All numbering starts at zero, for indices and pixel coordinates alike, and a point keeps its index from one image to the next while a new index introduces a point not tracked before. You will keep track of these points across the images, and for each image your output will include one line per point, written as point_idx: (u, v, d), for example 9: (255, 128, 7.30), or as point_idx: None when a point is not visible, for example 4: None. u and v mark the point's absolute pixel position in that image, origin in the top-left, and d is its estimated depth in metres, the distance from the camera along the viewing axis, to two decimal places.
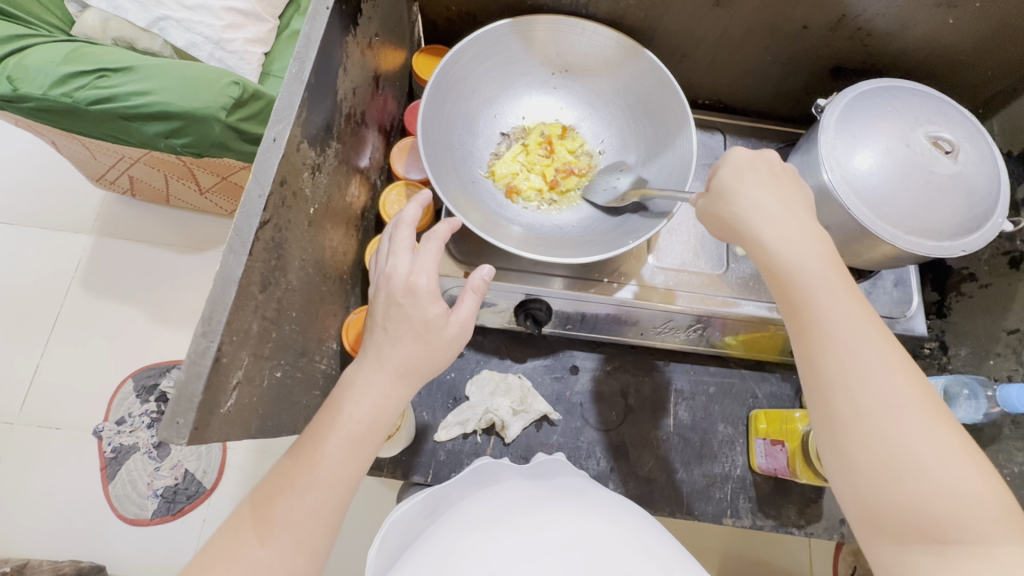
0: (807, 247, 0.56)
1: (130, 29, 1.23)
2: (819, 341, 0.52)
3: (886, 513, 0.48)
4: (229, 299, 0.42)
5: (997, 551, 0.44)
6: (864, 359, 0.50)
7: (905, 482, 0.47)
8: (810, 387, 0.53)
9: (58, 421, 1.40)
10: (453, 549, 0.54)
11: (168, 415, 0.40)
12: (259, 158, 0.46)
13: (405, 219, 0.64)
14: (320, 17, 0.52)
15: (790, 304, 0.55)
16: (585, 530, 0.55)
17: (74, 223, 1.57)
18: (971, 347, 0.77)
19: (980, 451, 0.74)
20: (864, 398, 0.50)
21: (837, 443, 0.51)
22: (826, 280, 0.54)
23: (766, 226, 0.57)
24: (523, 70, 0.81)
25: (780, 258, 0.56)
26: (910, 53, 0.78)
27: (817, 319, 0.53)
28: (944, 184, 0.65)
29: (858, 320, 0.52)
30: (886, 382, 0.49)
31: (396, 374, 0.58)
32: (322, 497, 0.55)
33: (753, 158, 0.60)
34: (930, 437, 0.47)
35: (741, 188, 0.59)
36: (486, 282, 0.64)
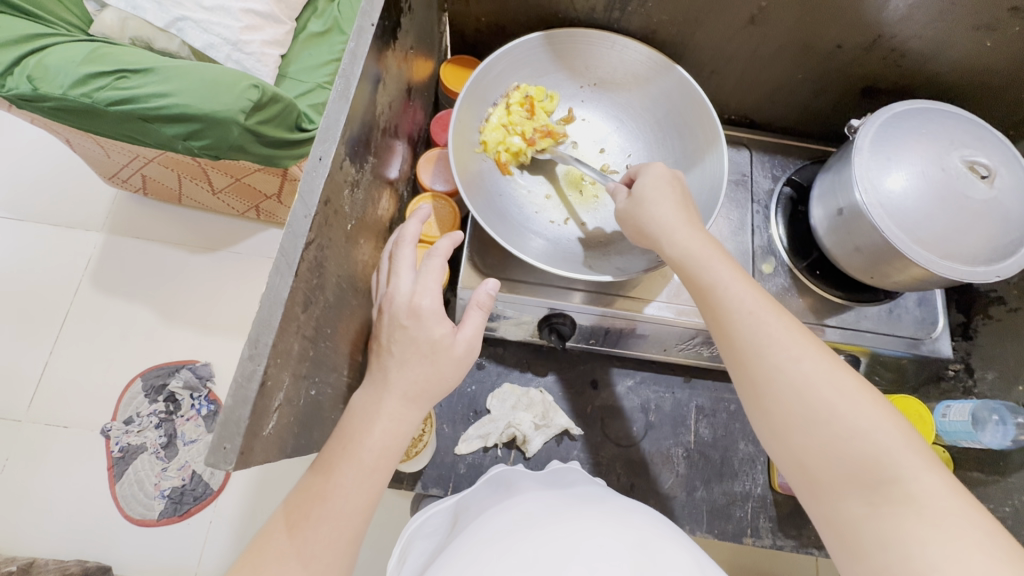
0: (704, 239, 0.63)
1: (150, 29, 1.22)
2: (728, 319, 0.58)
3: (816, 469, 0.51)
4: (276, 321, 0.42)
5: (916, 484, 0.47)
6: (765, 329, 0.56)
7: (824, 434, 0.51)
8: (731, 368, 0.59)
9: (66, 419, 1.40)
10: (479, 559, 0.53)
11: (216, 439, 0.39)
12: (306, 176, 0.46)
13: (406, 237, 0.64)
14: (365, 34, 0.52)
15: (698, 294, 0.61)
16: (611, 537, 0.54)
17: (86, 220, 1.57)
18: (998, 371, 0.77)
19: (1007, 477, 0.73)
20: (773, 365, 0.55)
21: (762, 415, 0.55)
22: (721, 265, 0.61)
23: (671, 223, 0.63)
24: (552, 83, 0.81)
25: (685, 249, 0.62)
26: (942, 74, 0.78)
27: (723, 300, 0.59)
28: (980, 210, 0.64)
29: (754, 295, 0.59)
30: (786, 345, 0.55)
31: (405, 399, 0.59)
32: (338, 528, 0.55)
33: (653, 164, 0.68)
34: (834, 389, 0.52)
35: (650, 194, 0.66)
36: (491, 296, 0.65)
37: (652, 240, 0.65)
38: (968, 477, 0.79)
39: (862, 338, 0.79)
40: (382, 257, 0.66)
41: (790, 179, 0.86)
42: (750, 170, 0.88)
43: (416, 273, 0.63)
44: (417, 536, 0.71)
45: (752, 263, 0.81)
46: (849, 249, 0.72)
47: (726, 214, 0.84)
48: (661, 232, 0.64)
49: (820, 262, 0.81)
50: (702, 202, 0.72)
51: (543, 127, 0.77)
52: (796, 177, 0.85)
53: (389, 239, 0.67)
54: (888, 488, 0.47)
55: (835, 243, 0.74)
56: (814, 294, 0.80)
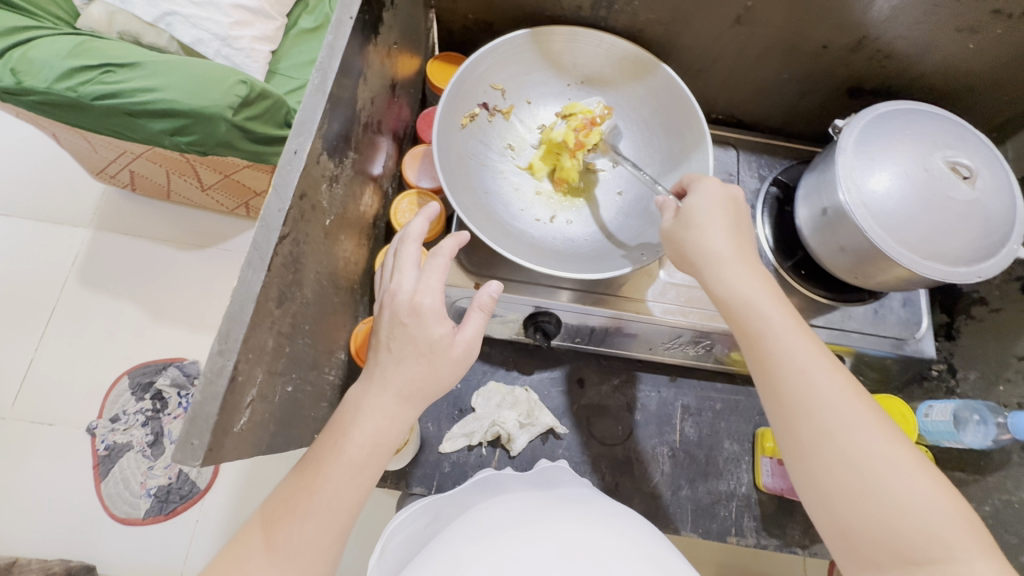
0: (759, 285, 0.61)
1: (137, 24, 1.21)
2: (782, 371, 0.57)
3: (859, 536, 0.51)
4: (246, 316, 0.41)
5: (967, 566, 0.47)
6: (822, 388, 0.55)
7: (875, 504, 0.51)
8: (778, 418, 0.57)
9: (51, 417, 1.38)
10: (459, 557, 0.53)
11: (183, 436, 0.39)
12: (280, 171, 0.46)
13: (412, 234, 0.64)
14: (344, 27, 0.52)
15: (750, 339, 0.60)
16: (591, 541, 0.54)
17: (72, 216, 1.55)
18: (980, 371, 0.77)
19: (987, 476, 0.74)
20: (828, 426, 0.54)
21: (807, 472, 0.55)
22: (779, 315, 0.59)
23: (728, 264, 0.62)
24: (540, 80, 0.80)
25: (739, 294, 0.60)
26: (927, 76, 0.78)
27: (777, 352, 0.57)
28: (962, 210, 0.65)
29: (810, 350, 0.57)
30: (845, 409, 0.54)
31: (401, 397, 0.58)
32: (321, 524, 0.54)
33: (714, 196, 0.64)
34: (889, 458, 0.52)
35: (707, 226, 0.63)
36: (494, 298, 0.64)
37: (703, 276, 0.63)
38: (950, 476, 0.79)
39: (848, 338, 0.79)
40: (387, 252, 0.66)
41: (776, 179, 0.86)
42: (736, 170, 0.88)
43: (420, 272, 0.63)
44: (396, 531, 0.71)
45: None
46: (833, 249, 0.73)
47: None
48: (716, 272, 0.62)
49: (806, 262, 0.81)
50: None
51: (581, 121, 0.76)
52: (782, 177, 0.86)
53: (396, 235, 0.67)
54: (937, 565, 0.48)
55: (820, 243, 0.74)
56: (799, 294, 0.81)
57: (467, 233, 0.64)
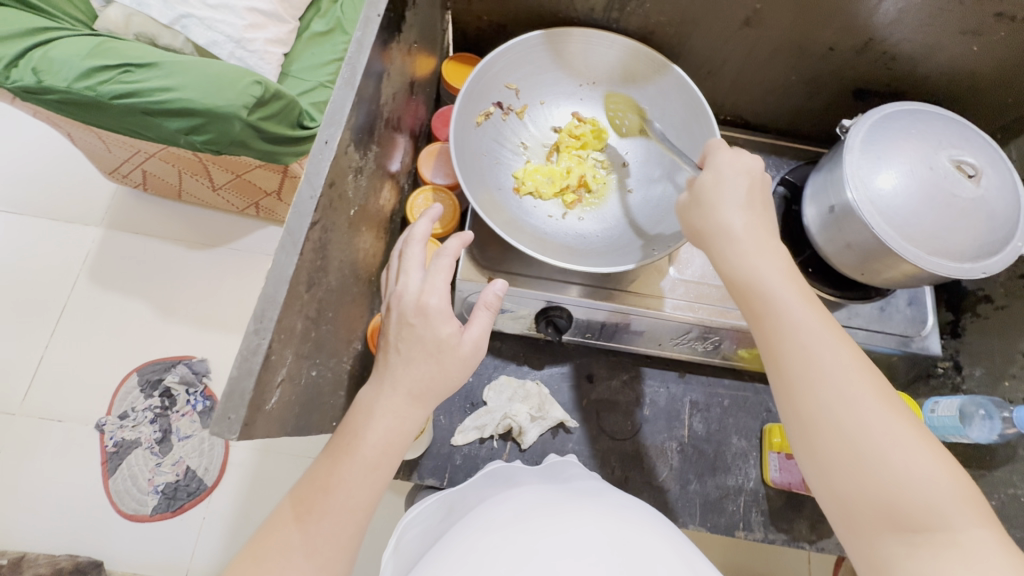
0: (767, 259, 0.60)
1: (154, 26, 1.24)
2: (786, 345, 0.56)
3: (858, 506, 0.51)
4: (280, 297, 0.43)
5: (964, 536, 0.47)
6: (827, 361, 0.54)
7: (874, 475, 0.50)
8: (780, 392, 0.57)
9: (60, 413, 1.40)
10: (476, 546, 0.54)
11: (221, 410, 0.40)
12: (311, 159, 0.47)
13: (416, 236, 0.64)
14: (371, 24, 0.53)
15: (755, 313, 0.59)
16: (603, 532, 0.54)
17: (85, 215, 1.57)
18: (985, 367, 0.78)
19: (994, 471, 0.75)
20: (831, 399, 0.53)
21: (807, 442, 0.55)
22: (787, 289, 0.58)
23: (739, 235, 0.60)
24: (553, 81, 0.83)
25: (746, 269, 0.59)
26: (931, 77, 0.80)
27: (781, 326, 0.57)
28: (967, 208, 0.66)
29: (817, 323, 0.57)
30: (849, 381, 0.53)
31: (410, 397, 0.59)
32: (348, 505, 0.56)
33: (730, 167, 0.63)
34: (891, 431, 0.51)
35: (718, 199, 0.62)
36: (499, 297, 0.65)
37: (712, 250, 0.62)
38: None
39: (855, 336, 0.80)
40: (392, 255, 0.66)
41: (784, 178, 0.88)
42: None
43: (425, 272, 0.64)
44: (410, 524, 0.72)
45: None
46: (840, 246, 0.74)
47: None
48: (723, 245, 0.61)
49: (813, 260, 0.82)
50: None
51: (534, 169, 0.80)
52: (790, 176, 0.87)
53: (400, 237, 0.67)
54: (934, 534, 0.48)
55: (827, 240, 0.76)
56: (806, 291, 0.82)
57: (470, 233, 0.65)
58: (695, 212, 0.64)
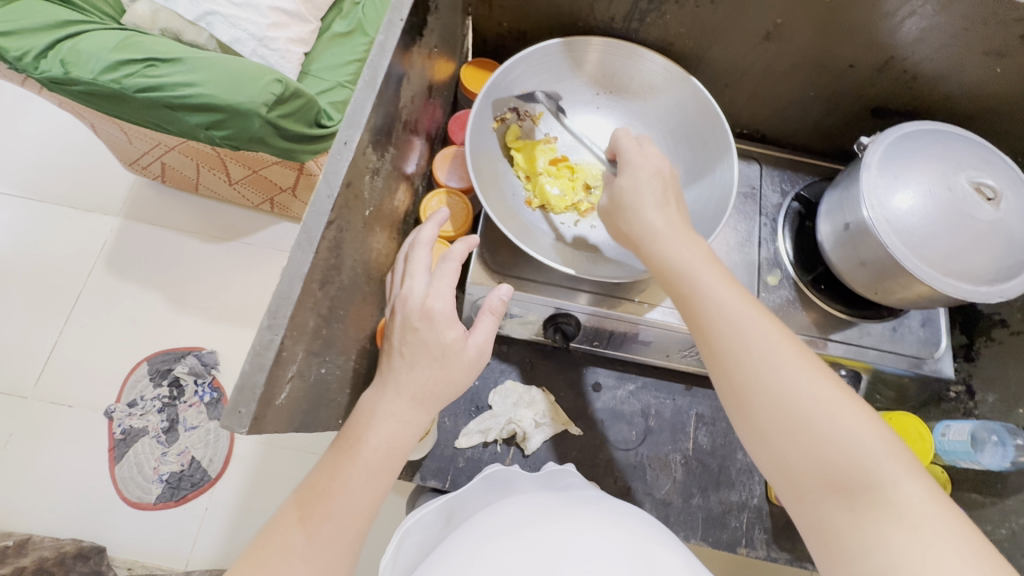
0: (688, 248, 0.60)
1: (180, 21, 1.26)
2: (712, 327, 0.56)
3: (797, 474, 0.50)
4: (295, 295, 0.43)
5: (898, 492, 0.46)
6: (751, 336, 0.54)
7: (807, 441, 0.50)
8: (715, 374, 0.57)
9: (71, 398, 1.42)
10: (474, 556, 0.53)
11: (232, 404, 0.41)
12: (330, 160, 0.48)
13: (423, 240, 0.66)
14: (394, 29, 0.54)
15: (681, 300, 0.59)
16: (598, 541, 0.54)
17: (103, 204, 1.60)
18: (999, 394, 0.77)
19: (1006, 499, 0.73)
20: (757, 372, 0.53)
21: (743, 417, 0.54)
22: (709, 272, 0.58)
23: (658, 228, 0.62)
24: (570, 88, 0.83)
25: (671, 259, 0.60)
26: (952, 98, 0.79)
27: (706, 308, 0.57)
28: (985, 230, 0.65)
29: (741, 301, 0.57)
30: (773, 353, 0.53)
31: (412, 401, 0.60)
32: (351, 501, 0.56)
33: (640, 167, 0.65)
34: (816, 397, 0.51)
35: (636, 200, 0.64)
36: (503, 302, 0.66)
37: (638, 244, 0.63)
38: (966, 498, 0.79)
39: (864, 355, 0.79)
40: (398, 258, 0.68)
41: (799, 193, 0.87)
42: (759, 183, 0.89)
43: (431, 276, 0.65)
44: (409, 532, 0.72)
45: (757, 274, 0.82)
46: (854, 264, 0.73)
47: (734, 225, 0.86)
48: (646, 239, 0.62)
49: (825, 277, 0.82)
50: (711, 209, 0.73)
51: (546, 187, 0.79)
52: (805, 192, 0.87)
53: (406, 241, 0.68)
54: (867, 494, 0.46)
55: (841, 257, 0.75)
56: (818, 308, 0.81)
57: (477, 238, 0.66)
58: (619, 217, 0.65)
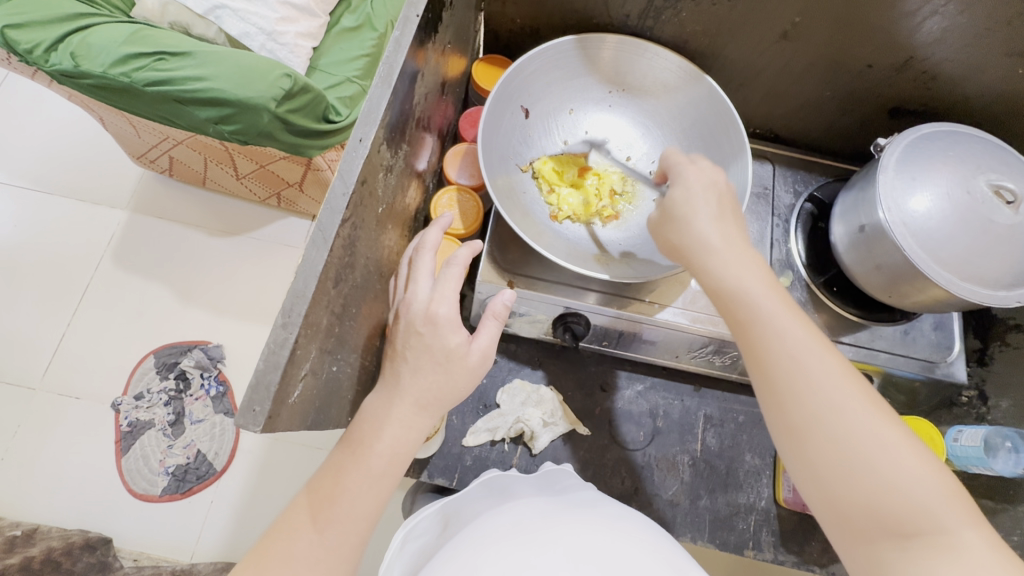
0: (747, 270, 0.58)
1: (189, 15, 1.26)
2: (769, 356, 0.55)
3: (849, 510, 0.50)
4: (310, 292, 0.43)
5: (955, 535, 0.47)
6: (811, 367, 0.53)
7: (866, 481, 0.50)
8: (768, 404, 0.56)
9: (78, 390, 1.43)
10: (472, 564, 0.53)
11: (247, 401, 0.41)
12: (346, 157, 0.48)
13: (427, 244, 0.65)
14: (410, 25, 0.54)
15: (737, 325, 0.58)
16: (598, 548, 0.53)
17: (112, 197, 1.61)
18: (1013, 400, 0.77)
19: (1018, 505, 0.72)
20: (817, 407, 0.52)
21: (796, 449, 0.54)
22: (770, 298, 0.57)
23: (717, 248, 0.59)
24: (582, 86, 0.82)
25: (728, 282, 0.58)
26: (972, 98, 0.78)
27: (764, 336, 0.55)
28: (1004, 234, 0.64)
29: (799, 329, 0.56)
30: (832, 386, 0.53)
31: (421, 407, 0.60)
32: (360, 501, 0.56)
33: (696, 178, 0.62)
34: (877, 436, 0.51)
35: (690, 211, 0.61)
36: (507, 307, 0.67)
37: (691, 260, 0.61)
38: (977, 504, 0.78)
39: (875, 357, 0.78)
40: (401, 262, 0.67)
41: (812, 194, 0.87)
42: (772, 184, 0.88)
43: (434, 281, 0.64)
44: (410, 536, 0.72)
45: None
46: (868, 266, 0.73)
47: (746, 226, 0.85)
48: (703, 259, 0.59)
49: (836, 279, 0.81)
50: None
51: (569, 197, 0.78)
52: (818, 193, 0.86)
53: (410, 245, 0.67)
54: (925, 536, 0.47)
55: (855, 259, 0.74)
56: (830, 311, 0.80)
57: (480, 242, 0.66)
58: (668, 227, 0.63)
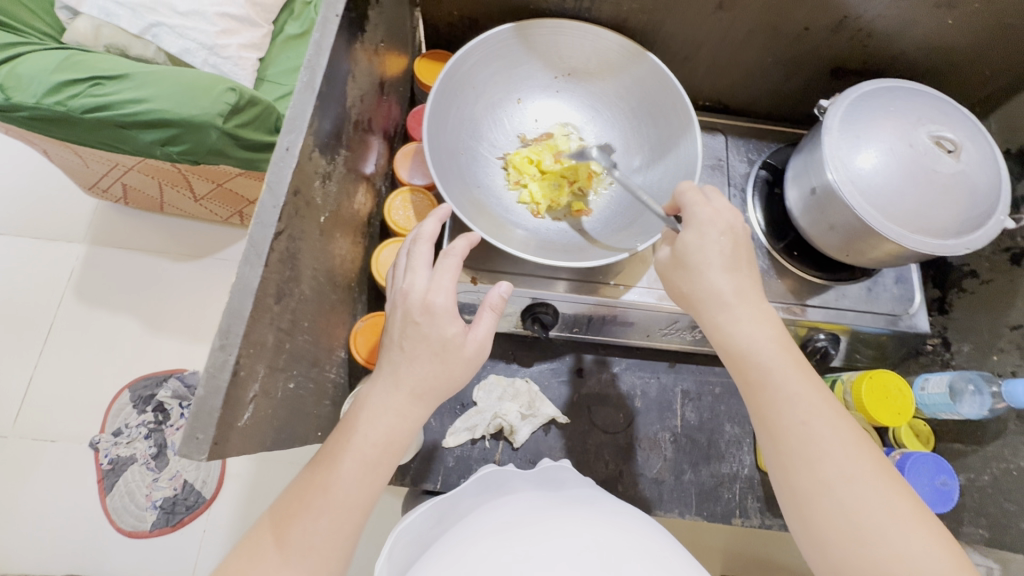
0: (763, 334, 0.59)
1: (124, 36, 1.21)
2: (778, 418, 0.56)
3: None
4: (246, 311, 0.42)
5: None
6: (820, 434, 0.54)
7: (870, 552, 0.50)
8: (776, 465, 0.56)
9: (52, 433, 1.38)
10: (463, 557, 0.53)
11: (188, 430, 0.40)
12: (272, 168, 0.46)
13: (424, 234, 0.63)
14: (330, 25, 0.52)
15: (748, 385, 0.59)
16: (600, 538, 0.54)
17: (67, 231, 1.55)
18: (973, 343, 0.78)
19: (986, 446, 0.75)
20: (825, 474, 0.53)
21: (800, 510, 0.54)
22: (783, 363, 0.58)
23: (735, 309, 0.60)
24: (526, 73, 0.81)
25: (742, 345, 0.59)
26: (909, 53, 0.79)
27: (774, 398, 0.57)
28: (947, 183, 0.65)
29: (773, 344, 0.59)
30: (794, 397, 0.56)
31: (412, 396, 0.58)
32: (337, 519, 0.54)
33: (712, 225, 0.61)
34: (884, 504, 0.51)
35: (702, 261, 0.60)
36: (504, 299, 0.63)
37: (676, 279, 0.63)
38: (948, 449, 0.80)
39: (844, 317, 0.80)
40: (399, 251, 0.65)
41: (765, 161, 0.87)
42: (726, 155, 0.89)
43: (432, 271, 0.62)
44: (402, 535, 0.69)
45: None
46: (823, 228, 0.73)
47: None
48: (718, 320, 0.60)
49: (797, 243, 0.82)
50: (677, 186, 0.73)
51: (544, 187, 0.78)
52: (771, 159, 0.87)
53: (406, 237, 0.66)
54: None
55: (810, 223, 0.75)
56: (792, 275, 0.81)
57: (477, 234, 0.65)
58: (680, 275, 0.62)
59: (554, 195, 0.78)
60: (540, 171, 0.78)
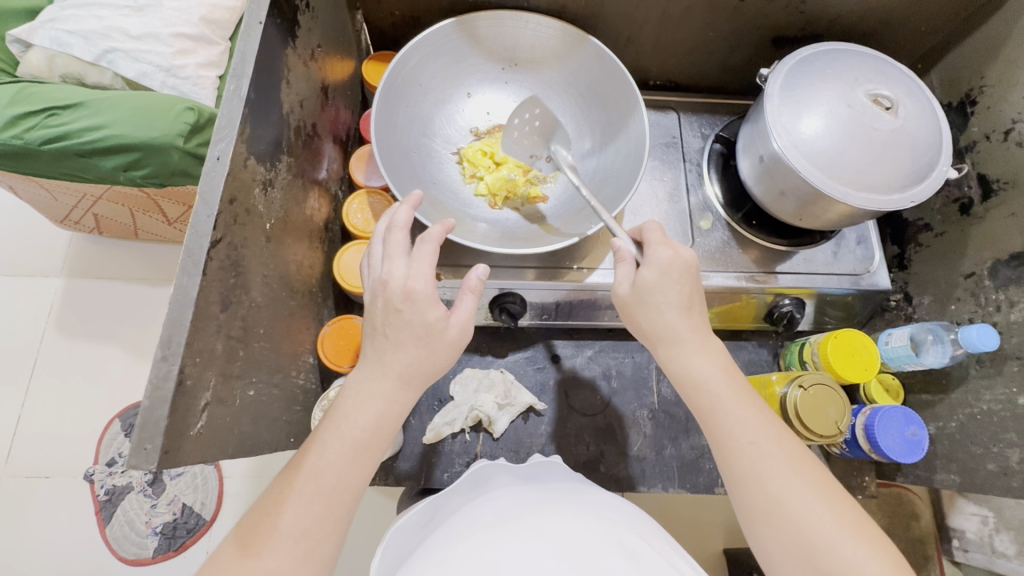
0: (711, 361, 0.61)
1: (78, 64, 1.20)
2: (729, 441, 0.58)
3: None
4: (186, 320, 0.44)
5: None
6: (768, 455, 0.56)
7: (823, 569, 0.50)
8: (732, 489, 0.57)
9: (46, 469, 1.37)
10: (454, 553, 0.53)
11: (137, 441, 0.41)
12: (205, 177, 0.47)
13: (398, 223, 0.62)
14: (254, 32, 0.53)
15: (700, 412, 0.61)
16: (582, 538, 0.53)
17: (43, 266, 1.54)
18: (933, 295, 0.80)
19: (951, 394, 0.76)
20: (775, 494, 0.54)
21: (757, 531, 0.55)
22: (730, 389, 0.60)
23: (683, 339, 0.62)
24: (472, 68, 0.82)
25: (691, 372, 0.61)
26: (848, 15, 0.80)
27: (725, 423, 0.59)
28: (888, 139, 0.67)
29: (720, 371, 0.61)
30: (741, 420, 0.58)
31: (401, 380, 0.59)
32: (327, 504, 0.55)
33: (671, 264, 0.62)
34: (833, 520, 0.52)
35: (660, 301, 0.61)
36: (483, 280, 0.63)
37: (635, 317, 0.63)
38: (917, 400, 0.82)
39: (812, 281, 0.81)
40: (372, 240, 0.64)
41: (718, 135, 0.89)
42: (679, 132, 0.90)
43: (409, 258, 0.61)
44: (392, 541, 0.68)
45: (689, 222, 0.83)
46: (775, 194, 0.74)
47: (660, 176, 0.86)
48: (666, 349, 0.62)
49: (755, 212, 0.83)
50: (626, 166, 0.74)
51: (502, 178, 0.78)
52: (724, 133, 0.88)
53: (379, 225, 0.64)
54: None
55: (763, 190, 0.76)
56: (754, 244, 0.82)
57: (452, 220, 0.64)
58: (639, 312, 0.62)
59: (512, 184, 0.78)
60: (497, 161, 0.79)
